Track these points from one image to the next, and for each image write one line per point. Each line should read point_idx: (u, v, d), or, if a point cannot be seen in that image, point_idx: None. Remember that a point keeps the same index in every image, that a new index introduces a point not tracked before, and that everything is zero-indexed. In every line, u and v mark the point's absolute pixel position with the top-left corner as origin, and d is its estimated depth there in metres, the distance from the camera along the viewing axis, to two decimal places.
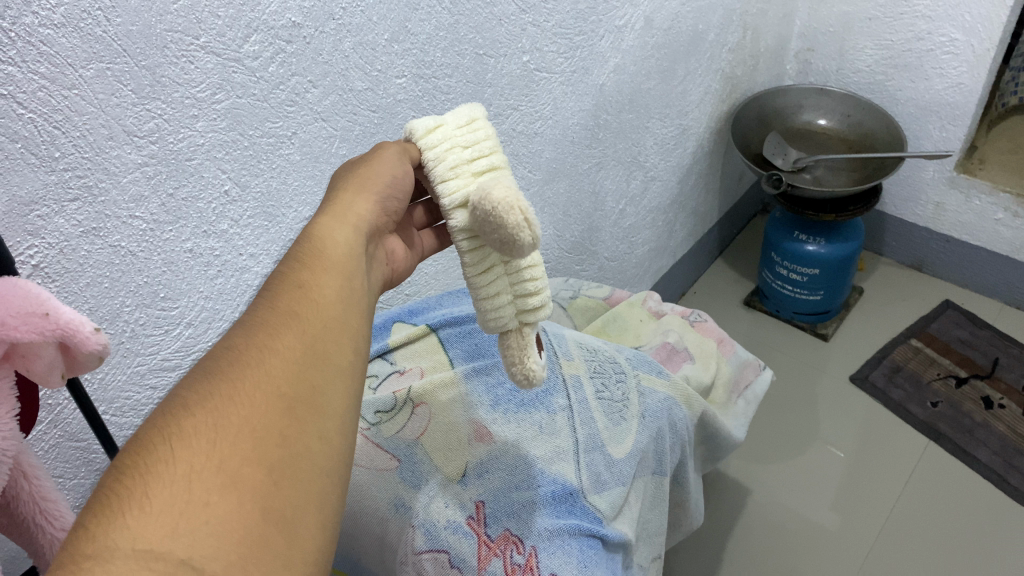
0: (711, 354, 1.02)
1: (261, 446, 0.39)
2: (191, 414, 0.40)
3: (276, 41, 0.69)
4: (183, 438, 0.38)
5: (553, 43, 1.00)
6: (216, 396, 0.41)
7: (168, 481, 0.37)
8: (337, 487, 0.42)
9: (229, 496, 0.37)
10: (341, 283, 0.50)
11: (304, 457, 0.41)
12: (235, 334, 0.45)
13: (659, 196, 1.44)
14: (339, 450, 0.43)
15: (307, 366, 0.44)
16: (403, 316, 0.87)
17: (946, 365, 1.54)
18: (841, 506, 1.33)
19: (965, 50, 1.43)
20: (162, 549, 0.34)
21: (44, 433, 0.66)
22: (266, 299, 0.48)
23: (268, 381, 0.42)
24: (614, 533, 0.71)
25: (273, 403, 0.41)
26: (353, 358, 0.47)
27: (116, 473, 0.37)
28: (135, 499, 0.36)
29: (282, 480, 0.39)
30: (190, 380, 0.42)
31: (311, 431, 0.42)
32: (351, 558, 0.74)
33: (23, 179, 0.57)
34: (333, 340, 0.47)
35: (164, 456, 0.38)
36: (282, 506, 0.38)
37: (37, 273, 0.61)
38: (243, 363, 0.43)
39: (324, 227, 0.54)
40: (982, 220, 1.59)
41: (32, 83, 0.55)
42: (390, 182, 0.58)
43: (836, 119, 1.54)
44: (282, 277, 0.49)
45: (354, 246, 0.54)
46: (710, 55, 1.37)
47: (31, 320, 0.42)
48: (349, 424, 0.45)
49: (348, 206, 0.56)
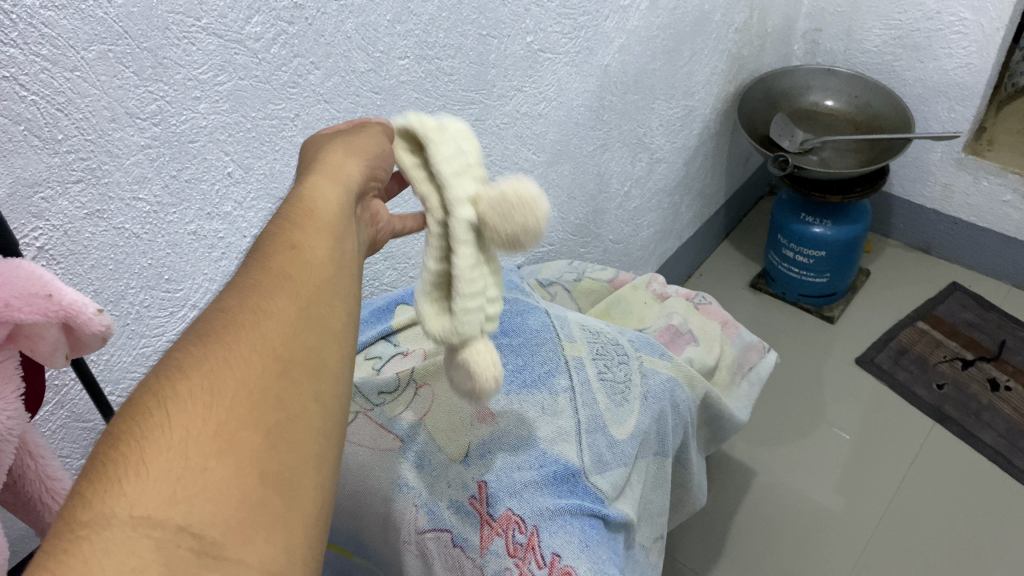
0: (715, 336, 1.02)
1: (258, 409, 0.40)
2: (185, 377, 0.39)
3: (278, 22, 0.69)
4: (179, 401, 0.38)
5: (557, 24, 0.99)
6: (210, 359, 0.41)
7: (164, 446, 0.37)
8: (332, 450, 0.43)
9: (227, 460, 0.37)
10: (332, 245, 0.51)
11: (301, 420, 0.41)
12: (227, 298, 0.45)
13: (665, 177, 1.44)
14: (333, 414, 0.44)
15: (301, 330, 0.44)
16: (407, 298, 0.87)
17: (952, 348, 1.53)
18: (846, 488, 1.33)
19: (975, 29, 1.42)
20: (160, 516, 0.35)
21: (51, 414, 0.67)
22: (257, 262, 0.48)
23: (263, 343, 0.42)
24: (616, 512, 0.72)
25: (268, 366, 0.42)
26: (345, 323, 0.48)
27: (110, 440, 0.37)
28: (132, 465, 0.36)
29: (278, 443, 0.39)
30: (184, 344, 0.42)
31: (306, 394, 0.42)
32: (355, 537, 0.75)
33: (26, 161, 0.57)
34: (326, 302, 0.47)
35: (160, 421, 0.37)
36: (280, 469, 0.39)
37: (42, 255, 0.61)
38: (237, 326, 0.43)
39: (313, 187, 0.54)
40: (989, 201, 1.58)
41: (33, 65, 0.55)
42: (377, 152, 0.59)
43: (843, 101, 1.53)
44: (273, 240, 0.49)
45: (342, 205, 0.54)
46: (716, 35, 1.36)
47: (34, 301, 0.42)
48: (343, 388, 0.45)
49: (339, 167, 0.56)
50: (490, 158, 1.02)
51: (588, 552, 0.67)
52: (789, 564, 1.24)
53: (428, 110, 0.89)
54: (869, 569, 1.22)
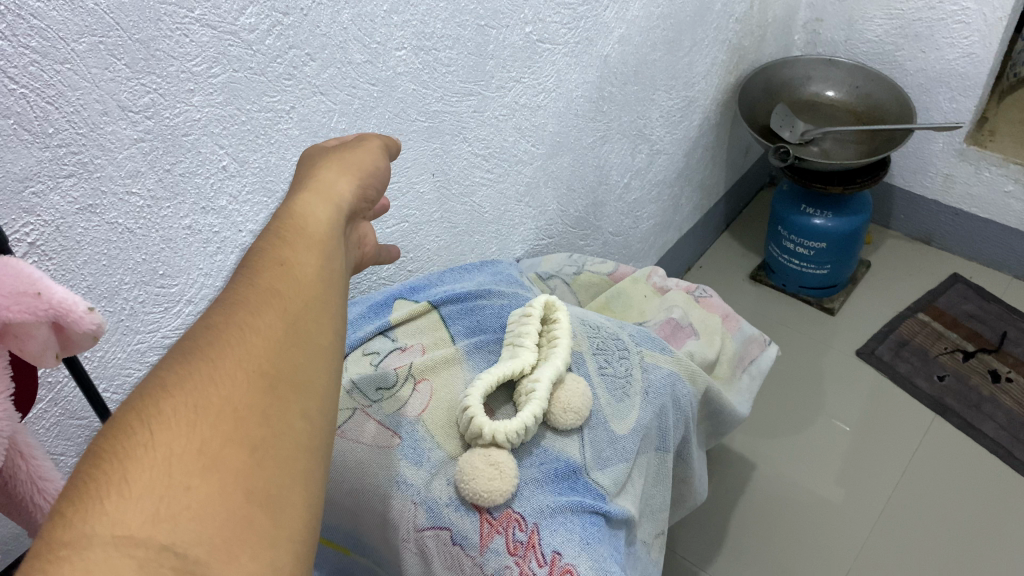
0: (716, 329, 1.01)
1: (243, 426, 0.39)
2: (169, 393, 0.39)
3: (272, 13, 0.68)
4: (162, 419, 0.37)
5: (556, 14, 0.98)
6: (195, 375, 0.40)
7: (147, 464, 0.36)
8: (320, 465, 0.42)
9: (211, 480, 0.36)
10: (322, 260, 0.49)
11: (287, 437, 0.40)
12: (214, 310, 0.44)
13: (664, 169, 1.43)
14: (321, 428, 0.43)
15: (289, 344, 0.43)
16: (405, 292, 0.86)
17: (953, 339, 1.53)
18: (846, 480, 1.33)
19: (977, 19, 1.41)
20: (142, 536, 0.34)
21: (44, 411, 0.66)
22: (245, 274, 0.47)
23: (249, 358, 0.41)
24: (617, 509, 0.71)
25: (254, 382, 0.41)
26: (335, 336, 0.46)
27: (93, 456, 0.36)
28: (115, 484, 0.35)
29: (264, 460, 0.39)
30: (168, 358, 0.41)
31: (293, 410, 0.41)
32: (353, 534, 0.74)
33: (16, 155, 0.56)
34: (315, 317, 0.46)
35: (143, 438, 0.37)
36: (266, 486, 0.38)
37: (34, 251, 0.60)
38: (223, 339, 0.42)
39: (303, 205, 0.53)
40: (991, 192, 1.57)
41: (23, 58, 0.54)
42: (370, 171, 0.59)
43: (844, 91, 1.51)
44: (262, 254, 0.48)
45: (332, 223, 0.53)
46: (717, 25, 1.34)
47: (23, 300, 0.41)
48: (331, 401, 0.44)
49: (329, 185, 0.56)
50: (488, 150, 1.01)
51: (588, 550, 0.66)
52: (788, 558, 1.24)
53: (426, 102, 0.87)
54: (867, 563, 1.22)
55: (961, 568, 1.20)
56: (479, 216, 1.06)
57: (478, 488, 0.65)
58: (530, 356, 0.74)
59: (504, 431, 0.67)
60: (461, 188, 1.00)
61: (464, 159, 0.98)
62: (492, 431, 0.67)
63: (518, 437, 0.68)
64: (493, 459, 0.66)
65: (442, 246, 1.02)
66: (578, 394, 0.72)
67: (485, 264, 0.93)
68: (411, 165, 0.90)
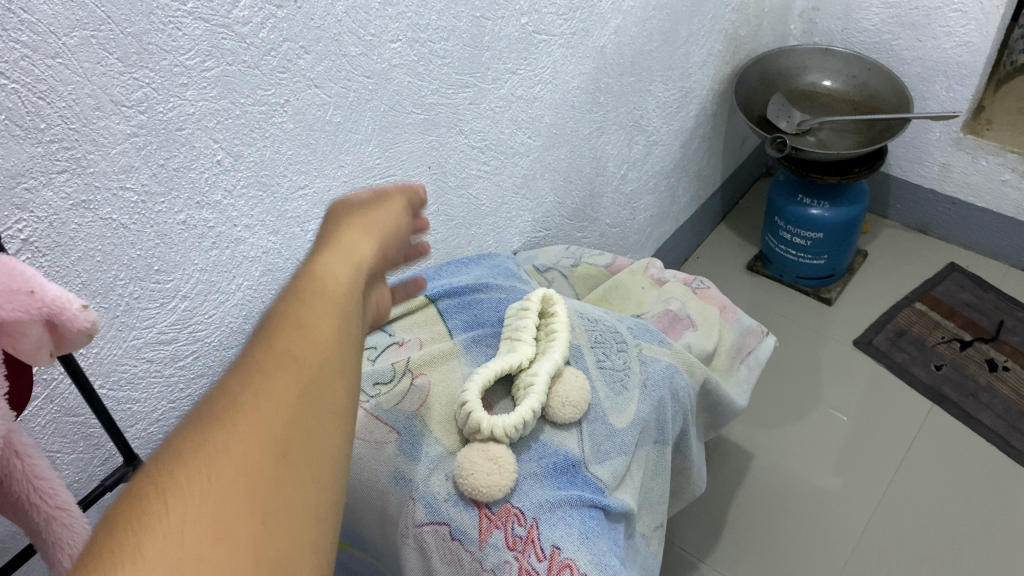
0: (713, 321, 1.01)
1: (255, 493, 0.39)
2: (183, 466, 0.39)
3: (265, 5, 0.67)
4: (177, 490, 0.38)
5: (552, 5, 0.98)
6: (208, 444, 0.40)
7: (160, 535, 0.36)
8: (331, 530, 0.42)
9: (220, 547, 0.37)
10: (338, 323, 0.49)
11: (297, 504, 0.40)
12: (229, 379, 0.44)
13: (661, 160, 1.42)
14: (332, 493, 0.43)
15: (302, 409, 0.43)
16: (402, 287, 0.85)
17: (950, 329, 1.53)
18: (844, 469, 1.33)
19: (974, 7, 1.41)
20: None
21: (40, 408, 0.66)
22: (260, 338, 0.47)
23: (261, 423, 0.42)
24: (616, 503, 0.71)
25: (266, 450, 0.41)
26: (348, 398, 0.46)
27: (110, 528, 0.37)
28: (129, 553, 0.35)
29: (275, 526, 0.39)
30: (184, 428, 0.42)
31: (304, 475, 0.41)
32: (352, 530, 0.74)
33: (8, 152, 0.56)
34: (333, 377, 0.46)
35: (158, 510, 0.37)
36: (276, 553, 0.38)
37: (27, 248, 0.60)
38: (237, 408, 0.42)
39: (325, 264, 0.53)
40: (988, 181, 1.57)
41: (13, 52, 0.53)
42: (391, 231, 0.60)
43: (840, 81, 1.50)
44: (278, 321, 0.48)
45: (354, 285, 0.54)
46: (713, 15, 1.34)
47: (16, 297, 0.41)
48: (343, 464, 0.44)
49: (352, 246, 0.56)
50: (485, 142, 1.00)
51: (587, 544, 0.66)
52: (787, 548, 1.24)
53: (421, 94, 0.87)
54: (865, 552, 1.22)
55: (959, 557, 1.20)
56: (476, 209, 1.05)
57: (477, 482, 0.64)
58: (528, 349, 0.74)
59: (502, 425, 0.67)
60: (457, 180, 0.99)
61: (460, 151, 0.97)
62: (491, 425, 0.67)
63: (517, 431, 0.68)
64: (492, 454, 0.65)
65: (439, 239, 1.02)
66: (577, 387, 0.72)
67: (482, 257, 0.93)
68: (407, 158, 0.90)
